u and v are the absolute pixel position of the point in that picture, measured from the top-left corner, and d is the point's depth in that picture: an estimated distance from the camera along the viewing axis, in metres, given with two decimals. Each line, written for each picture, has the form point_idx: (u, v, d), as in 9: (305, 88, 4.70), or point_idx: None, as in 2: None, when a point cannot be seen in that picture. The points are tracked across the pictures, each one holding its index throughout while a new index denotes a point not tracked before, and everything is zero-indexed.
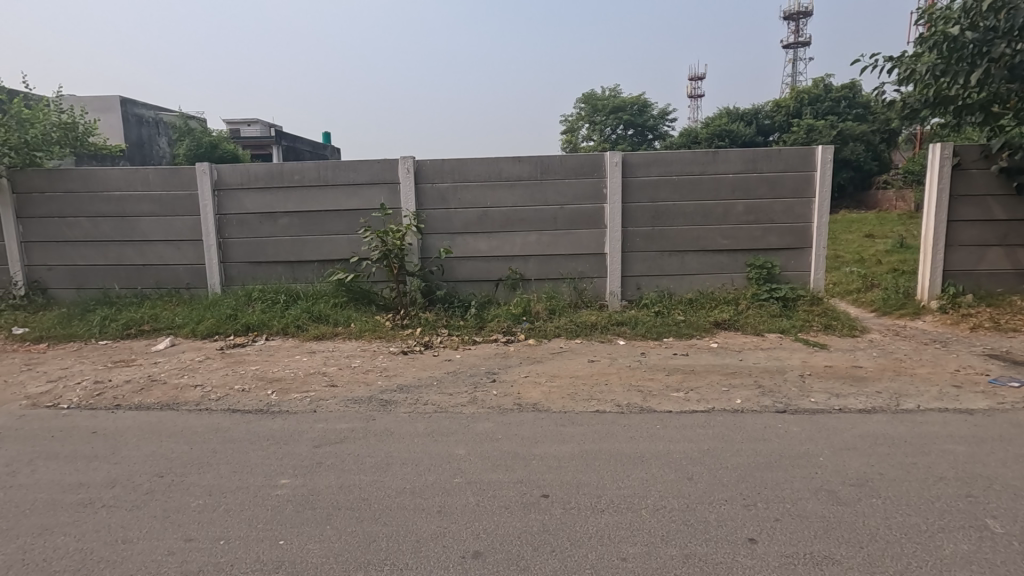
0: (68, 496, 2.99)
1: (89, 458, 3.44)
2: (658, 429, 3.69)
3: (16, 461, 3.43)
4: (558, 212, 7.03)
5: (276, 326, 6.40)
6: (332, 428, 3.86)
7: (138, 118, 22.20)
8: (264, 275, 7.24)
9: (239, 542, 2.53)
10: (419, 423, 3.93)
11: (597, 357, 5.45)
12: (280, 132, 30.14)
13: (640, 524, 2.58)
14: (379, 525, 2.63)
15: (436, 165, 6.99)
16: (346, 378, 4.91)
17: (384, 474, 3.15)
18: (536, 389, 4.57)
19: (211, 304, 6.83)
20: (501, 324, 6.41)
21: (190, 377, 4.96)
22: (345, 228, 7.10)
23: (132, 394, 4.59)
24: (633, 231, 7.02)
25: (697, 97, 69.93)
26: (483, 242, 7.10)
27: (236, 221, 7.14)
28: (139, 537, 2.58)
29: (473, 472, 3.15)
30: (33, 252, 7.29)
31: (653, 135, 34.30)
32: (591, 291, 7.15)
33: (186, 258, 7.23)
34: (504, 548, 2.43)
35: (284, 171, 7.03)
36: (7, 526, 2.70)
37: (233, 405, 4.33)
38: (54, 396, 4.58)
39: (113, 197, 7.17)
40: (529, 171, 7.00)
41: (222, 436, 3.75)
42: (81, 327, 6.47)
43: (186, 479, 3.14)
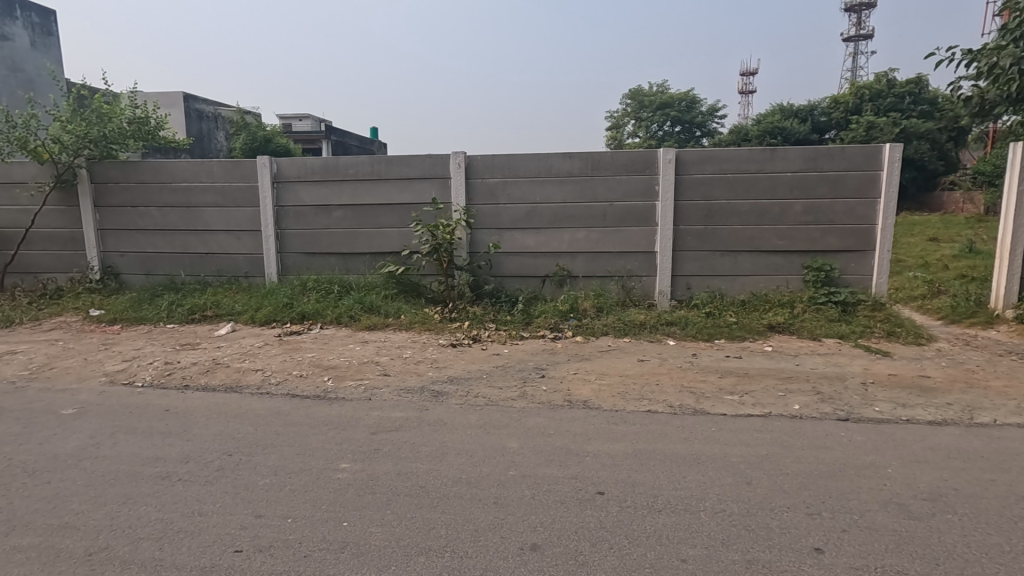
0: (147, 468, 3.17)
1: (164, 434, 3.65)
2: (713, 432, 3.62)
3: (100, 433, 3.67)
4: (608, 209, 6.97)
5: (330, 315, 6.60)
6: (388, 416, 3.96)
7: (199, 113, 23.25)
8: (318, 266, 7.47)
9: (305, 521, 2.63)
10: (471, 414, 3.99)
11: (646, 356, 5.39)
12: (330, 127, 30.95)
13: (699, 527, 2.54)
14: (438, 512, 2.70)
15: (487, 160, 7.04)
16: (398, 368, 5.03)
17: (439, 464, 3.21)
18: (585, 387, 4.55)
19: (268, 292, 7.10)
20: (549, 320, 6.40)
21: (252, 362, 5.18)
22: (397, 222, 7.25)
23: (199, 375, 4.85)
24: (684, 229, 6.90)
25: (749, 92, 67.90)
26: (531, 238, 7.11)
27: (293, 213, 7.39)
28: (213, 511, 2.72)
29: (527, 466, 3.17)
30: (107, 239, 7.75)
31: (702, 131, 33.47)
32: (639, 290, 7.08)
33: (245, 248, 7.54)
34: (562, 542, 2.45)
35: (340, 165, 7.24)
36: (95, 492, 2.91)
37: (292, 390, 4.50)
38: (129, 374, 4.88)
39: (180, 188, 7.53)
40: (579, 166, 6.95)
41: (283, 420, 3.91)
42: (150, 311, 6.84)
43: (253, 459, 3.29)
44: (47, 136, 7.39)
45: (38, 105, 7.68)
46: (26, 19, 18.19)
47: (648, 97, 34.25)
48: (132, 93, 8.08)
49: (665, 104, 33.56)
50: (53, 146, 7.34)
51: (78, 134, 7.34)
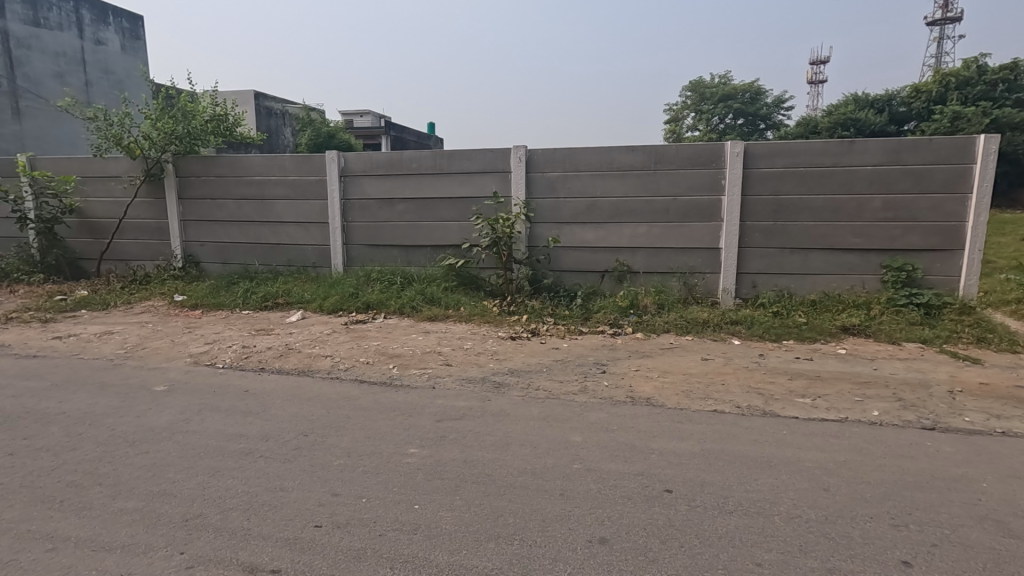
0: (231, 444, 3.38)
1: (246, 413, 3.88)
2: (784, 435, 3.49)
3: (189, 409, 3.95)
4: (670, 204, 6.81)
5: (393, 306, 6.79)
6: (452, 404, 4.05)
7: (268, 109, 24.34)
8: (381, 258, 7.70)
9: (378, 502, 2.73)
10: (533, 406, 4.02)
11: (710, 355, 5.25)
12: (390, 122, 31.71)
13: (773, 531, 2.47)
14: (505, 500, 2.74)
15: (548, 154, 7.02)
16: (460, 358, 5.12)
17: (503, 453, 3.25)
18: (648, 383, 4.49)
19: (335, 282, 7.38)
20: (608, 316, 6.34)
21: (321, 348, 5.41)
22: (458, 215, 7.36)
23: (274, 358, 5.11)
24: (751, 225, 6.65)
25: (818, 83, 64.77)
26: (590, 232, 7.05)
27: (359, 206, 7.63)
28: (293, 487, 2.87)
29: (592, 460, 3.16)
30: (189, 229, 8.27)
31: (766, 124, 32.14)
32: (702, 287, 6.89)
33: (314, 239, 7.87)
34: (631, 538, 2.43)
35: (403, 159, 7.40)
36: (188, 464, 3.13)
37: (360, 376, 4.68)
38: (212, 356, 5.21)
39: (255, 181, 7.93)
40: (642, 160, 6.82)
41: (353, 404, 4.07)
42: (228, 297, 7.26)
43: (327, 440, 3.44)
44: (139, 133, 7.96)
45: (130, 104, 8.28)
46: (117, 24, 19.58)
47: (710, 89, 33.12)
48: (213, 91, 8.56)
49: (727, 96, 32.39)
50: (143, 142, 7.89)
51: (165, 131, 7.87)
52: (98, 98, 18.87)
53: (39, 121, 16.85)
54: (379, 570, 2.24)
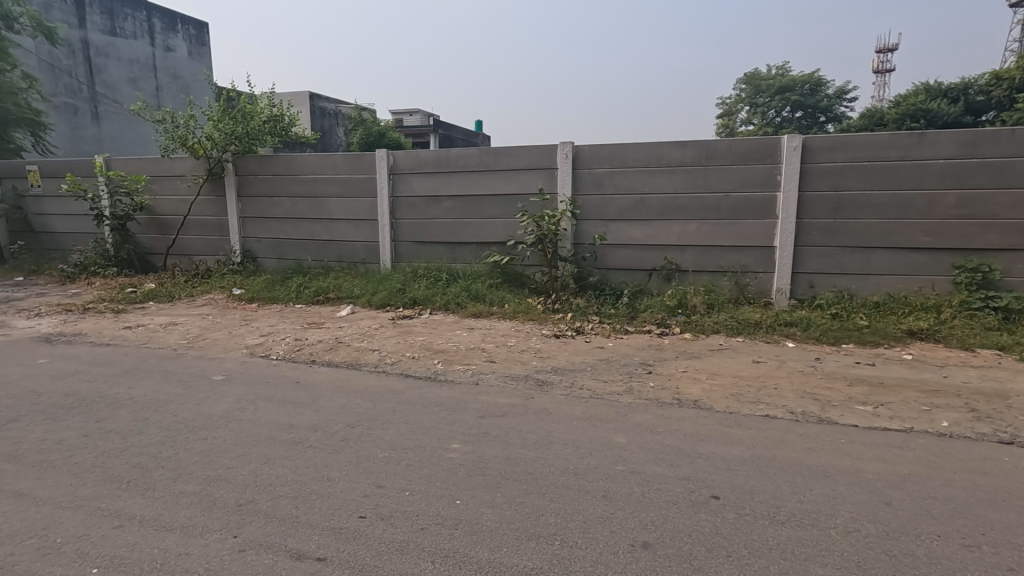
0: (283, 433, 3.51)
1: (296, 404, 4.02)
2: (842, 444, 3.31)
3: (245, 398, 4.12)
4: (722, 201, 6.59)
5: (438, 302, 6.88)
6: (495, 401, 4.06)
7: (321, 110, 25.12)
8: (428, 254, 7.80)
9: (421, 496, 2.77)
10: (576, 405, 3.98)
11: (763, 357, 5.06)
12: (438, 121, 32.15)
13: (829, 545, 2.34)
14: (546, 500, 2.72)
15: (595, 150, 6.93)
16: (503, 356, 5.13)
17: (546, 452, 3.23)
18: (696, 385, 4.37)
19: (383, 278, 7.54)
20: (655, 316, 6.20)
21: (369, 342, 5.54)
22: (503, 212, 7.37)
23: (324, 351, 5.27)
24: (809, 223, 6.35)
25: (885, 73, 61.37)
26: (637, 230, 6.91)
27: (407, 203, 7.77)
28: (339, 478, 2.95)
29: (636, 462, 3.10)
30: (247, 226, 8.63)
31: (827, 117, 30.62)
32: (754, 287, 6.64)
33: (363, 236, 8.06)
34: (675, 544, 2.36)
35: (450, 156, 7.47)
36: (243, 451, 3.27)
37: (406, 370, 4.76)
38: (266, 348, 5.42)
39: (308, 179, 8.19)
40: (692, 156, 6.63)
41: (398, 398, 4.14)
42: (282, 292, 7.54)
43: (372, 432, 3.52)
44: (202, 134, 8.37)
45: (195, 107, 8.71)
46: (184, 31, 20.61)
47: (766, 81, 31.89)
48: (270, 93, 8.89)
49: (784, 88, 31.07)
50: (206, 143, 8.29)
51: (226, 132, 8.24)
52: (167, 101, 20.01)
53: (114, 125, 18.13)
54: (420, 563, 2.27)
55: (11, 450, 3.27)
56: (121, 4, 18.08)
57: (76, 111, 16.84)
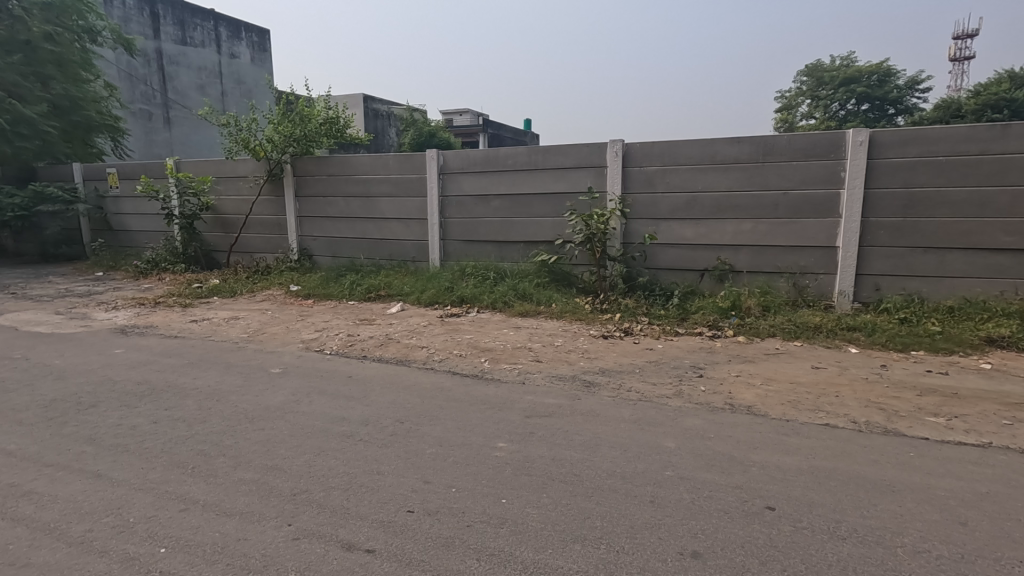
0: (335, 426, 3.62)
1: (348, 398, 4.14)
2: (911, 458, 3.11)
3: (300, 391, 4.27)
4: (780, 199, 6.33)
5: (486, 300, 6.92)
6: (541, 401, 4.05)
7: (375, 112, 25.79)
8: (476, 253, 7.86)
9: (467, 493, 2.79)
10: (624, 408, 3.91)
11: (823, 363, 4.82)
12: (487, 120, 32.39)
13: (894, 565, 2.21)
14: (593, 502, 2.69)
15: (646, 148, 6.79)
16: (550, 355, 5.10)
17: (592, 454, 3.20)
18: (750, 390, 4.21)
19: (431, 276, 7.65)
20: (707, 318, 6.02)
21: (418, 339, 5.64)
22: (552, 211, 7.34)
23: (375, 347, 5.41)
24: (875, 221, 6.00)
25: (962, 61, 57.38)
26: (689, 229, 6.73)
27: (456, 203, 7.85)
28: (388, 472, 3.01)
29: (685, 468, 3.02)
30: (304, 225, 8.96)
31: (896, 109, 28.81)
32: (814, 289, 6.35)
33: (413, 234, 8.22)
34: (726, 554, 2.29)
35: (499, 155, 7.50)
36: (298, 442, 3.39)
37: (454, 368, 4.82)
38: (320, 343, 5.61)
39: (361, 179, 8.42)
40: (749, 152, 6.39)
41: (446, 395, 4.19)
42: (336, 289, 7.78)
43: (420, 428, 3.58)
44: (263, 137, 8.73)
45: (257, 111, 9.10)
46: (248, 38, 21.56)
47: (829, 72, 30.40)
48: (327, 96, 9.19)
49: (849, 80, 29.51)
50: (267, 145, 8.65)
51: (286, 134, 8.59)
52: (231, 105, 21.02)
53: (183, 129, 19.21)
54: (466, 560, 2.29)
55: (91, 433, 3.52)
56: (192, 14, 19.16)
57: (150, 116, 18.03)
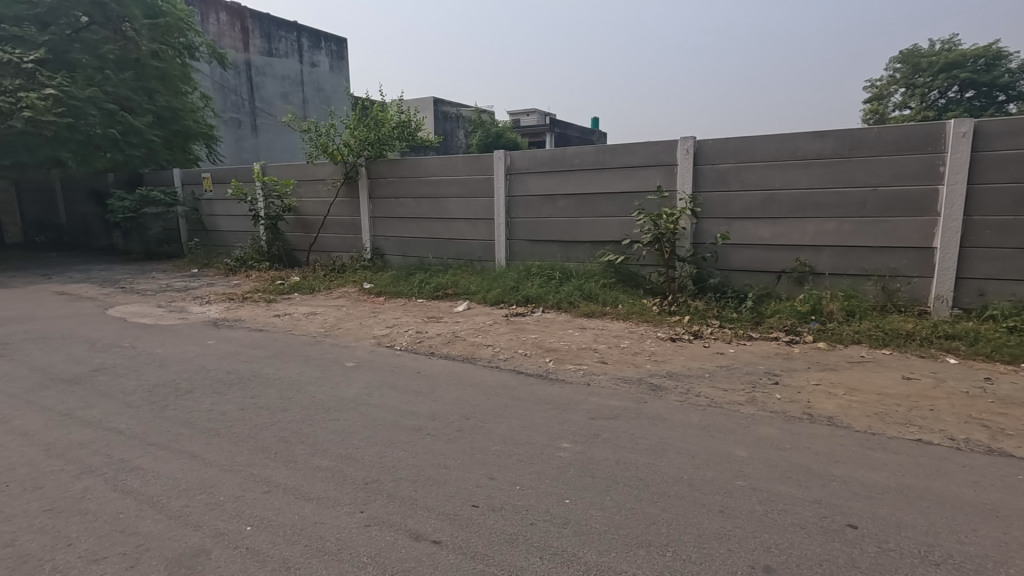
0: (404, 419, 3.76)
1: (416, 393, 4.27)
2: (1020, 481, 2.83)
3: (372, 384, 4.47)
4: (868, 196, 5.91)
5: (551, 300, 6.92)
6: (606, 403, 4.00)
7: (444, 114, 26.44)
8: (542, 253, 7.88)
9: (531, 491, 2.81)
10: (693, 413, 3.80)
11: (915, 374, 4.46)
12: (554, 120, 32.37)
13: None
14: (658, 508, 2.63)
15: (719, 144, 6.55)
16: (615, 357, 5.04)
17: (659, 459, 3.13)
18: (830, 400, 3.97)
19: (497, 275, 7.73)
20: (784, 322, 5.72)
21: (483, 337, 5.74)
22: (619, 211, 7.23)
23: (442, 344, 5.56)
24: (980, 220, 5.48)
25: None
26: (765, 228, 6.42)
27: (522, 203, 7.91)
28: (454, 466, 3.09)
29: (758, 478, 2.89)
30: (377, 225, 9.32)
31: (1006, 96, 26.12)
32: (906, 294, 5.88)
33: (480, 235, 8.35)
34: (802, 572, 2.17)
35: (566, 155, 7.48)
36: (370, 433, 3.54)
37: (518, 367, 4.86)
38: (391, 338, 5.83)
39: (431, 181, 8.66)
40: (833, 147, 6.02)
41: (510, 393, 4.24)
42: (406, 287, 8.04)
43: (486, 425, 3.64)
44: (341, 141, 9.15)
45: (335, 117, 9.56)
46: (327, 48, 22.67)
47: (926, 58, 27.99)
48: (399, 101, 9.51)
49: (950, 65, 27.04)
50: (344, 149, 9.06)
51: (361, 139, 8.97)
52: (312, 113, 22.16)
53: (268, 136, 20.48)
54: (529, 558, 2.31)
55: (187, 417, 3.84)
56: (277, 27, 20.42)
57: (239, 124, 19.41)
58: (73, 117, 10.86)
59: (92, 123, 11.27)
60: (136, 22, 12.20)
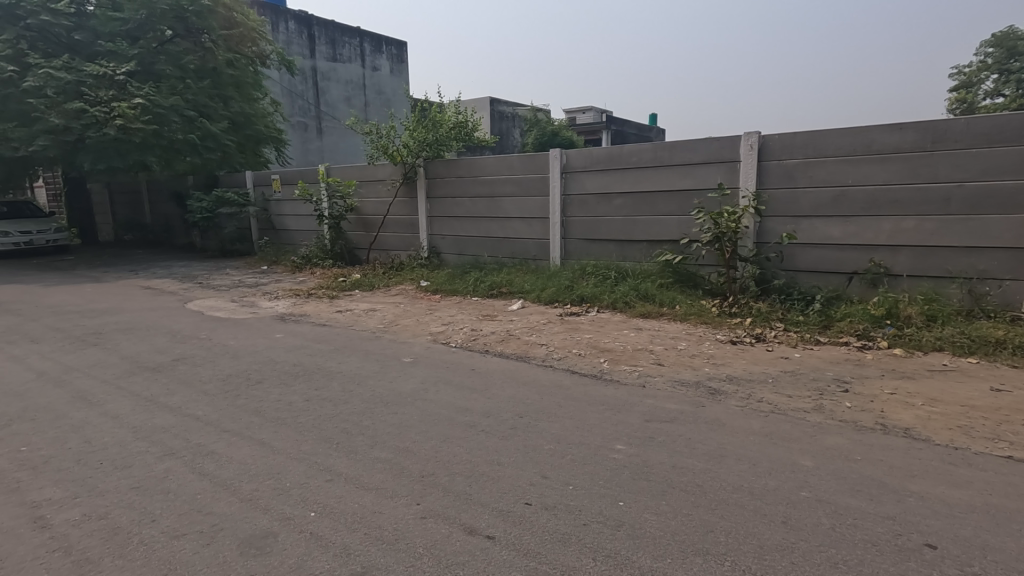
0: (459, 415, 3.82)
1: (471, 389, 4.34)
2: None
3: (428, 380, 4.58)
4: (953, 193, 5.49)
5: (606, 300, 6.84)
6: (663, 405, 3.92)
7: (500, 114, 26.68)
8: (597, 252, 7.79)
9: (584, 492, 2.80)
10: (754, 419, 3.66)
11: (1006, 385, 4.11)
12: (611, 117, 31.97)
13: None
14: (717, 516, 2.56)
15: (786, 139, 6.26)
16: (672, 359, 4.92)
17: (717, 465, 3.04)
18: (906, 411, 3.72)
19: (552, 274, 7.72)
20: (856, 326, 5.41)
21: (537, 336, 5.75)
22: (677, 210, 7.05)
23: (496, 342, 5.61)
24: None
25: None
26: (836, 227, 6.10)
27: (578, 201, 7.86)
28: (508, 463, 3.12)
29: (825, 490, 2.75)
30: (433, 224, 9.51)
31: None
32: (996, 298, 5.43)
33: (535, 233, 8.36)
34: None
35: (622, 153, 7.38)
36: (427, 428, 3.63)
37: (572, 366, 4.85)
38: (447, 336, 5.95)
39: (487, 181, 8.75)
40: (912, 140, 5.63)
41: (564, 392, 4.24)
42: (461, 285, 8.17)
43: (539, 424, 3.65)
44: (400, 143, 9.40)
45: (395, 120, 9.81)
46: (389, 53, 23.28)
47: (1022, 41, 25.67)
48: (457, 102, 9.65)
49: None
50: (403, 150, 9.31)
51: (420, 140, 9.18)
52: (373, 116, 22.86)
53: (332, 139, 21.33)
54: (582, 558, 2.30)
55: (257, 406, 4.06)
56: (341, 33, 21.19)
57: (306, 127, 20.34)
58: (157, 124, 11.69)
59: (173, 130, 11.93)
60: (214, 33, 13.03)
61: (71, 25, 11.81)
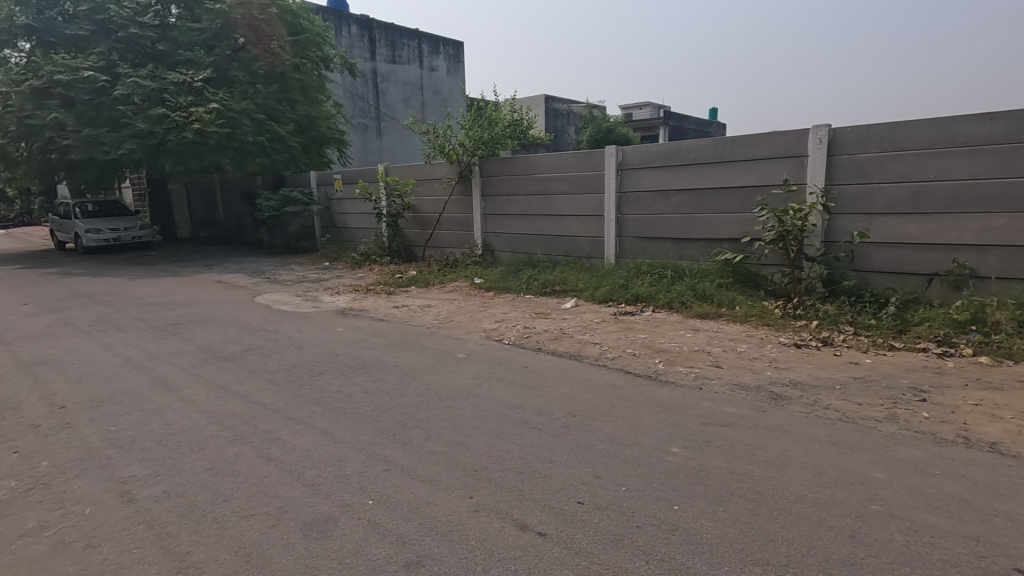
0: (512, 412, 3.85)
1: (523, 386, 4.36)
2: None
3: (481, 376, 4.64)
4: None
5: (662, 300, 6.69)
6: (721, 409, 3.80)
7: (555, 111, 26.57)
8: (653, 251, 7.63)
9: (638, 493, 2.76)
10: (820, 427, 3.49)
11: None
12: (669, 113, 31.21)
13: None
14: (778, 526, 2.45)
15: (859, 132, 5.91)
16: (731, 362, 4.75)
17: (779, 473, 2.91)
18: (993, 424, 3.44)
19: (606, 273, 7.62)
20: (936, 332, 5.05)
21: (590, 335, 5.70)
22: (739, 207, 6.80)
23: (549, 340, 5.61)
24: None
25: None
26: (915, 225, 5.70)
27: (634, 199, 7.72)
28: (560, 461, 3.12)
29: (899, 505, 2.59)
30: (488, 222, 9.60)
31: None
32: None
33: (590, 231, 8.28)
34: None
35: (681, 149, 7.19)
36: (479, 423, 3.67)
37: (626, 366, 4.78)
38: (500, 333, 6.00)
39: (541, 178, 8.74)
40: (1004, 130, 5.19)
41: (618, 392, 4.19)
42: (514, 282, 8.21)
43: (592, 424, 3.62)
44: (456, 141, 9.54)
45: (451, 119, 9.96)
46: (445, 53, 23.65)
47: None
48: (512, 100, 9.69)
49: None
50: (459, 149, 9.45)
51: (475, 139, 9.30)
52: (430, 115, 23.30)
53: (391, 139, 21.91)
54: (635, 560, 2.27)
55: (318, 396, 4.24)
56: (400, 35, 21.70)
57: (366, 128, 20.99)
58: (231, 128, 12.37)
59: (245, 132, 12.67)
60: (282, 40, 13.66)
61: (156, 36, 12.72)
